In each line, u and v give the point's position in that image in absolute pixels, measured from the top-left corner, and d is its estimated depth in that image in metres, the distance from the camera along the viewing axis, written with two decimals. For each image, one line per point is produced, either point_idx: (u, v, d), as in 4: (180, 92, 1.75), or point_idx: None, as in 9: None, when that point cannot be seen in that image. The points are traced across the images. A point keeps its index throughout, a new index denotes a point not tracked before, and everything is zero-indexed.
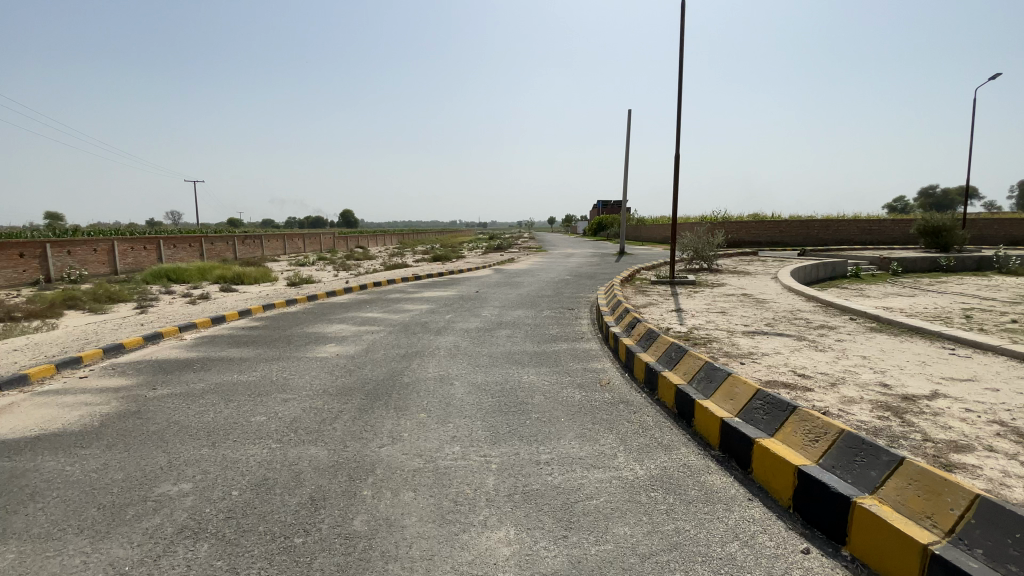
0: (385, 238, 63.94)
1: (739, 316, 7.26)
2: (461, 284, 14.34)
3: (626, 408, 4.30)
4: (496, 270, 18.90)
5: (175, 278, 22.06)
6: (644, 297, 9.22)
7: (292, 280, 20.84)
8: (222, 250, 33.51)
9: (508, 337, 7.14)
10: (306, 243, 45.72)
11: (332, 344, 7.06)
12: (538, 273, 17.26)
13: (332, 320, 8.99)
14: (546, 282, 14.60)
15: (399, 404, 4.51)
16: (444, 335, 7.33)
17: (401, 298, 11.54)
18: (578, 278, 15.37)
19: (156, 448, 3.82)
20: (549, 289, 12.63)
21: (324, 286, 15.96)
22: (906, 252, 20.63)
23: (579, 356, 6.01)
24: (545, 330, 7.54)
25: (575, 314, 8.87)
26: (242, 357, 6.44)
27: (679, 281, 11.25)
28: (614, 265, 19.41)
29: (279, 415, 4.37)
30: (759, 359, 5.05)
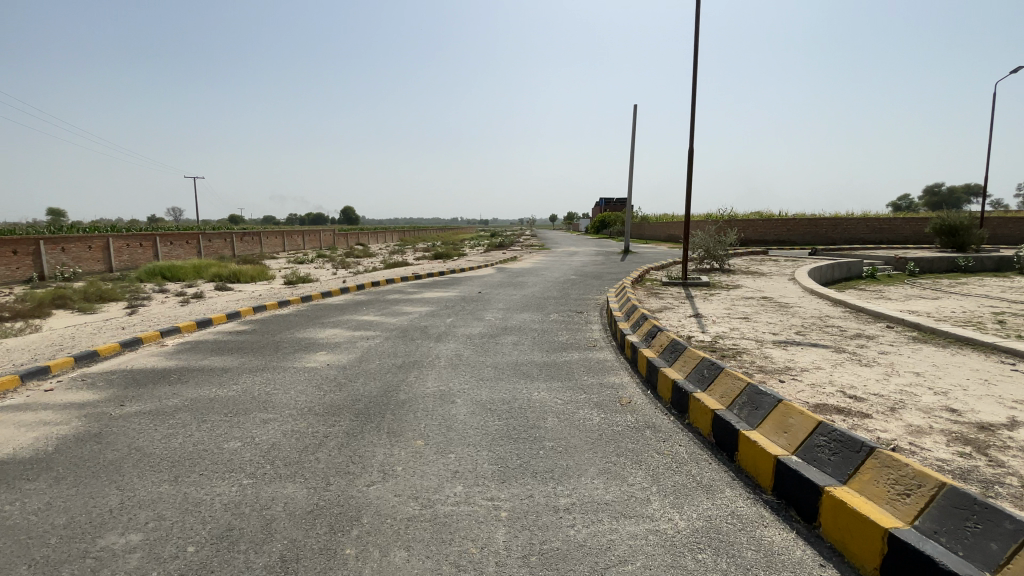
0: (386, 235, 63.40)
1: (765, 324, 6.69)
2: (463, 283, 13.78)
3: (654, 435, 3.74)
4: (499, 269, 18.32)
5: (170, 276, 21.52)
6: (659, 300, 8.64)
7: (290, 279, 20.29)
8: (221, 247, 32.99)
9: (515, 344, 6.57)
10: (306, 240, 45.16)
11: (323, 352, 6.50)
12: (542, 272, 16.68)
13: (325, 323, 8.42)
14: (551, 282, 14.02)
15: (393, 428, 3.95)
16: (445, 343, 6.76)
17: (400, 300, 10.98)
18: (584, 278, 14.81)
19: (109, 484, 3.26)
20: (555, 290, 12.06)
21: (321, 285, 15.40)
22: (922, 252, 20.00)
23: (594, 368, 5.43)
24: (555, 337, 6.96)
25: (585, 319, 8.30)
26: (224, 366, 5.89)
27: (693, 283, 10.67)
28: (620, 265, 18.81)
29: (255, 441, 3.82)
30: (800, 376, 4.50)
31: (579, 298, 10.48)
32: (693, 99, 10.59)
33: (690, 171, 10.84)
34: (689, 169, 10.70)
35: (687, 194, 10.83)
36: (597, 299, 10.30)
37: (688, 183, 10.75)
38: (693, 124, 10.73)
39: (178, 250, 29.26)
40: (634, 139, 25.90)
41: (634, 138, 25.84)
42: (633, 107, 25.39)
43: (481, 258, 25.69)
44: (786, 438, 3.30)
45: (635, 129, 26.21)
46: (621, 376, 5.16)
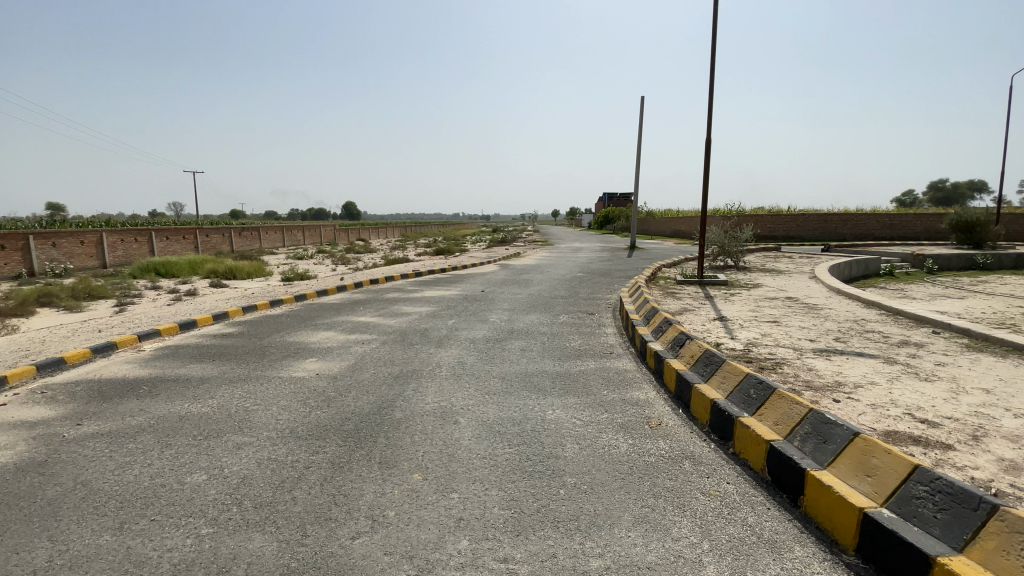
0: (387, 231, 62.80)
1: (798, 328, 6.09)
2: (466, 281, 13.18)
3: (695, 469, 3.15)
4: (502, 265, 17.72)
5: (164, 272, 20.96)
6: (676, 301, 8.03)
7: (287, 275, 19.71)
8: (218, 242, 32.43)
9: (523, 351, 5.97)
10: (305, 235, 44.55)
11: (312, 358, 5.91)
12: (548, 270, 16.08)
13: (317, 325, 7.83)
14: (557, 279, 13.42)
15: (386, 458, 3.35)
16: (447, 348, 6.16)
17: (399, 299, 10.38)
18: (591, 275, 14.20)
19: (39, 534, 2.68)
20: (562, 288, 11.45)
21: (318, 282, 14.82)
22: (939, 248, 19.33)
23: (614, 381, 4.82)
24: (567, 342, 6.35)
25: (598, 321, 7.70)
26: (202, 376, 5.33)
27: (709, 281, 10.05)
28: (628, 261, 18.19)
29: (222, 474, 3.24)
30: (856, 394, 3.90)
31: (589, 297, 9.86)
32: (710, 85, 9.91)
33: (706, 163, 10.19)
34: (706, 160, 10.05)
35: (703, 187, 10.19)
36: (608, 299, 9.69)
37: (704, 175, 10.11)
38: (710, 113, 10.06)
39: (175, 246, 28.69)
40: (640, 132, 25.20)
41: (641, 131, 25.14)
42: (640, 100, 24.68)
43: (484, 254, 25.05)
44: (870, 484, 2.69)
45: (642, 121, 25.50)
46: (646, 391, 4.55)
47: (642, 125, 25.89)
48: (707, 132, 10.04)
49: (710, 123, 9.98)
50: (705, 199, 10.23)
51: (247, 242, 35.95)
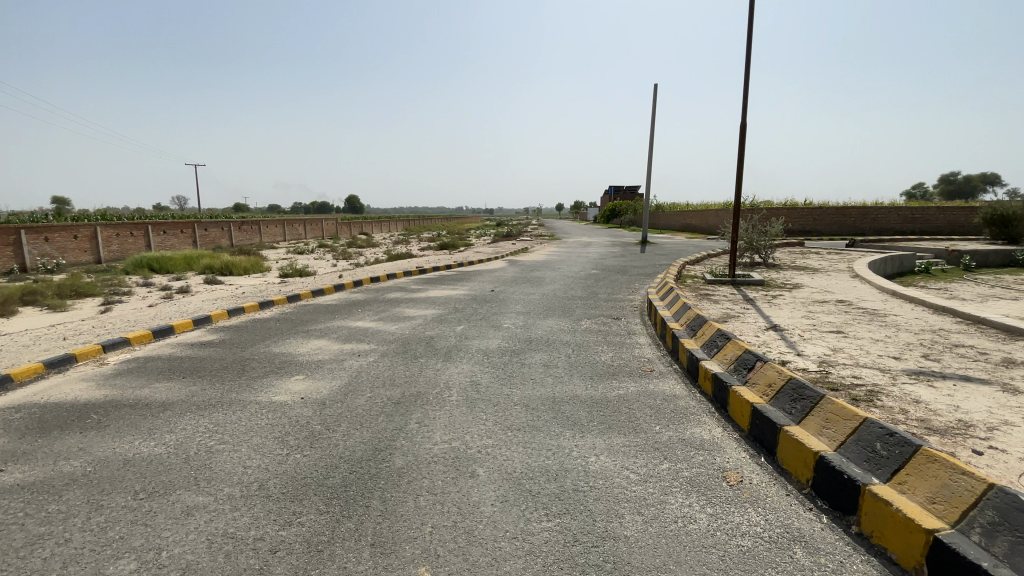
0: (390, 225, 61.97)
1: (870, 341, 5.17)
2: (474, 279, 12.29)
3: (815, 562, 2.24)
4: (510, 261, 16.79)
5: (158, 268, 20.16)
6: (715, 305, 7.09)
7: (286, 272, 18.89)
8: (217, 237, 31.64)
9: (547, 367, 5.05)
10: (307, 229, 43.69)
11: (300, 376, 5.02)
12: (559, 266, 15.14)
13: (310, 331, 6.94)
14: (572, 277, 12.49)
15: (381, 538, 2.45)
16: (457, 363, 5.25)
17: (402, 300, 9.47)
18: (607, 272, 13.26)
19: None
20: (579, 287, 10.53)
21: (316, 280, 13.95)
22: (971, 244, 18.26)
23: (666, 412, 3.91)
24: (597, 356, 5.43)
25: (627, 327, 6.77)
26: (166, 400, 4.47)
27: (743, 281, 9.09)
28: (642, 257, 17.22)
29: (158, 562, 2.35)
30: (994, 441, 2.99)
31: (611, 299, 8.94)
32: (746, 63, 8.89)
33: (740, 149, 9.19)
34: (741, 147, 9.05)
35: (737, 177, 9.21)
36: (633, 301, 8.76)
37: (738, 164, 9.12)
38: (746, 94, 9.03)
39: (172, 240, 27.86)
40: (653, 122, 24.06)
41: (654, 120, 23.99)
42: (653, 87, 23.51)
43: (490, 248, 24.15)
44: None
45: (655, 111, 24.34)
46: (710, 427, 3.63)
47: (655, 115, 24.74)
48: (742, 116, 9.03)
49: (745, 106, 8.97)
50: (739, 190, 9.25)
51: (247, 237, 35.11)
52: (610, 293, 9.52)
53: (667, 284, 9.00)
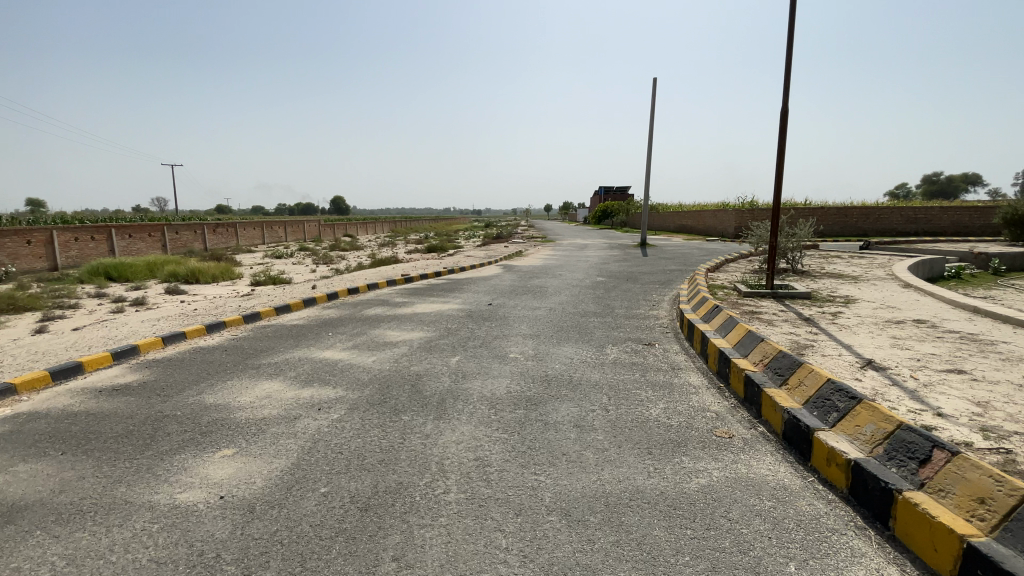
0: (376, 226, 60.20)
1: (1015, 389, 3.82)
2: (467, 289, 10.81)
3: None
4: (506, 266, 15.31)
5: (117, 275, 18.33)
6: (771, 328, 5.72)
7: (258, 279, 17.19)
8: (189, 240, 29.69)
9: (581, 428, 3.61)
10: (288, 232, 41.73)
11: (227, 450, 3.50)
12: (561, 272, 13.71)
13: (261, 367, 5.41)
14: (578, 285, 11.08)
15: None
16: (453, 422, 3.76)
17: (385, 317, 7.97)
18: (616, 279, 11.85)
19: None
20: (590, 298, 9.11)
21: (288, 289, 12.32)
22: (990, 245, 17.23)
23: (789, 526, 2.50)
24: (644, 405, 4.02)
25: (666, 356, 5.36)
26: (15, 506, 2.94)
27: (785, 293, 7.77)
28: (648, 261, 15.88)
29: None
30: None
31: (632, 315, 7.53)
32: (788, 36, 7.49)
33: (781, 139, 7.83)
34: (782, 135, 7.68)
35: (776, 171, 7.85)
36: (659, 317, 7.37)
37: (779, 156, 7.76)
38: (787, 73, 7.64)
39: (139, 244, 25.93)
40: (653, 117, 22.72)
41: (653, 115, 22.70)
42: (653, 82, 22.29)
43: (481, 251, 22.67)
44: None
45: (654, 105, 23.00)
46: (878, 564, 2.22)
47: (654, 110, 23.43)
48: (783, 99, 7.65)
49: (788, 87, 7.58)
50: (779, 187, 7.90)
51: (222, 240, 33.15)
52: (629, 307, 8.12)
53: (701, 296, 7.59)
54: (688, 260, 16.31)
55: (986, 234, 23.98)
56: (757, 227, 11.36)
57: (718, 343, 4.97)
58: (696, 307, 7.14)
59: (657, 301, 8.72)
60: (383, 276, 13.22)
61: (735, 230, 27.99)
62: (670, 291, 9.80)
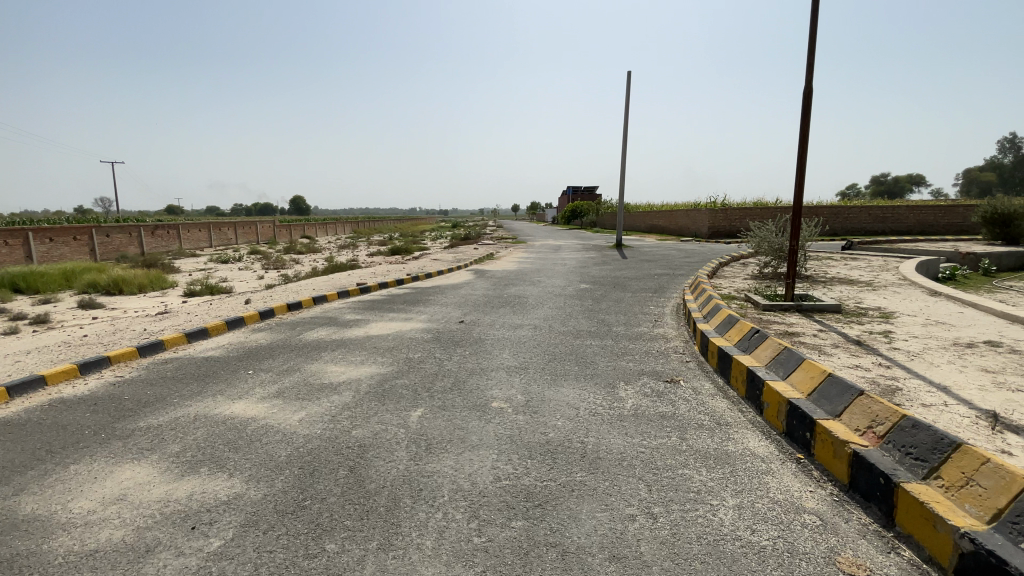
0: (337, 228, 57.34)
1: None
2: (432, 300, 9.24)
3: None
4: (476, 272, 13.78)
5: (23, 285, 15.73)
6: (826, 359, 4.45)
7: (192, 289, 15.02)
8: (122, 243, 26.72)
9: (623, 567, 2.18)
10: (238, 234, 38.67)
11: None
12: (538, 278, 12.29)
13: (132, 436, 3.73)
14: (561, 294, 9.69)
15: None
16: (411, 558, 2.26)
17: (329, 342, 6.32)
18: (602, 287, 10.50)
19: None
20: (579, 312, 7.72)
21: (220, 302, 10.40)
22: (969, 245, 16.92)
23: None
24: (706, 507, 2.61)
25: (703, 403, 3.99)
26: None
27: (810, 305, 6.60)
28: (630, 264, 14.68)
29: None
30: None
31: (636, 336, 6.17)
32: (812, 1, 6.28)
33: (803, 126, 6.64)
34: (806, 119, 6.49)
35: (798, 162, 6.65)
36: (670, 339, 6.02)
37: (802, 145, 6.56)
38: (811, 46, 6.43)
39: (61, 248, 22.95)
40: (627, 112, 21.62)
41: (628, 110, 21.63)
42: (627, 76, 21.21)
43: (448, 254, 21.02)
44: None
45: (629, 99, 21.94)
46: None
47: (628, 106, 22.36)
48: (807, 77, 6.46)
49: (812, 63, 6.39)
50: (801, 181, 6.71)
51: (161, 243, 30.09)
52: (629, 324, 6.76)
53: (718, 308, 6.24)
54: (672, 262, 15.12)
55: (951, 232, 24.15)
56: (756, 227, 10.27)
57: (781, 389, 3.58)
58: (716, 325, 5.78)
59: (658, 315, 7.41)
60: (334, 285, 11.45)
61: (709, 230, 27.34)
62: (668, 302, 8.53)
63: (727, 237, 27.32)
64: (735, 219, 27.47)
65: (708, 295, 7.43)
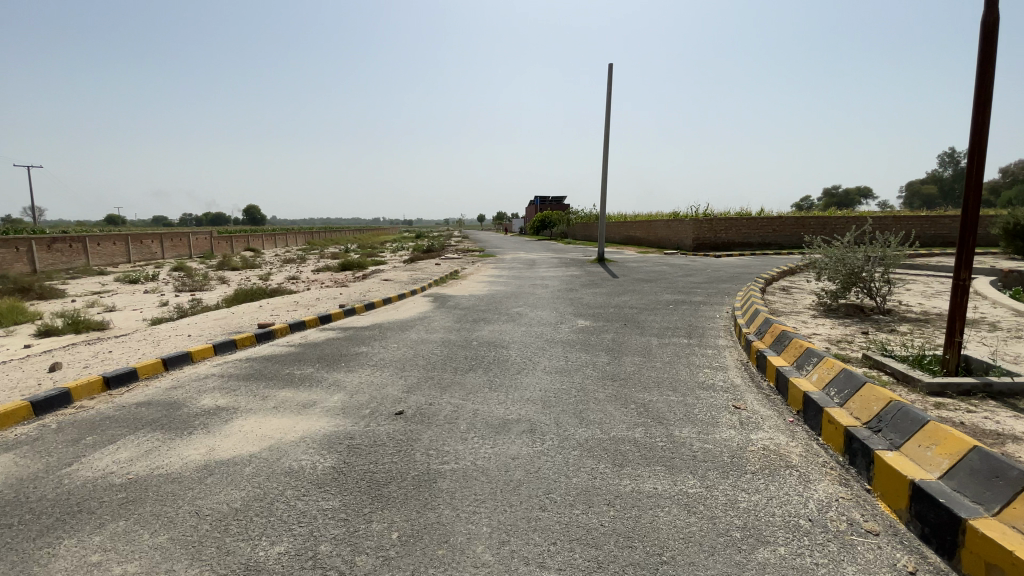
0: (288, 239, 52.84)
1: None
2: (362, 355, 6.06)
3: None
4: (435, 299, 10.64)
5: None
6: None
7: (53, 325, 11.24)
8: (8, 260, 22.03)
9: None
10: (164, 246, 33.86)
11: None
12: (517, 308, 9.30)
13: None
14: (555, 339, 6.70)
15: None
16: None
17: (112, 492, 3.08)
18: (608, 323, 7.58)
19: None
20: (598, 383, 4.70)
21: (41, 356, 6.86)
22: (993, 259, 15.01)
23: None
24: None
25: None
26: None
27: (1002, 383, 3.83)
28: (629, 287, 11.87)
29: None
30: None
31: (727, 463, 3.17)
32: None
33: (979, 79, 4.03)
34: None
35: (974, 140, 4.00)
36: (799, 469, 3.08)
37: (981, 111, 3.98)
38: None
39: None
40: (610, 107, 18.93)
41: (611, 105, 19.03)
42: (608, 67, 18.58)
43: (402, 271, 17.78)
44: None
45: (609, 93, 19.32)
46: None
47: (608, 102, 19.82)
48: None
49: None
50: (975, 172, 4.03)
51: (60, 258, 25.29)
52: (698, 423, 3.79)
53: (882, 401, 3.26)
54: (678, 283, 12.40)
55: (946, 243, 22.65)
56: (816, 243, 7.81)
57: None
58: (914, 451, 2.89)
59: (728, 390, 4.49)
60: (232, 322, 8.08)
61: (694, 243, 25.15)
62: (722, 355, 5.62)
63: (712, 249, 25.18)
64: (720, 229, 25.36)
65: (811, 349, 4.46)
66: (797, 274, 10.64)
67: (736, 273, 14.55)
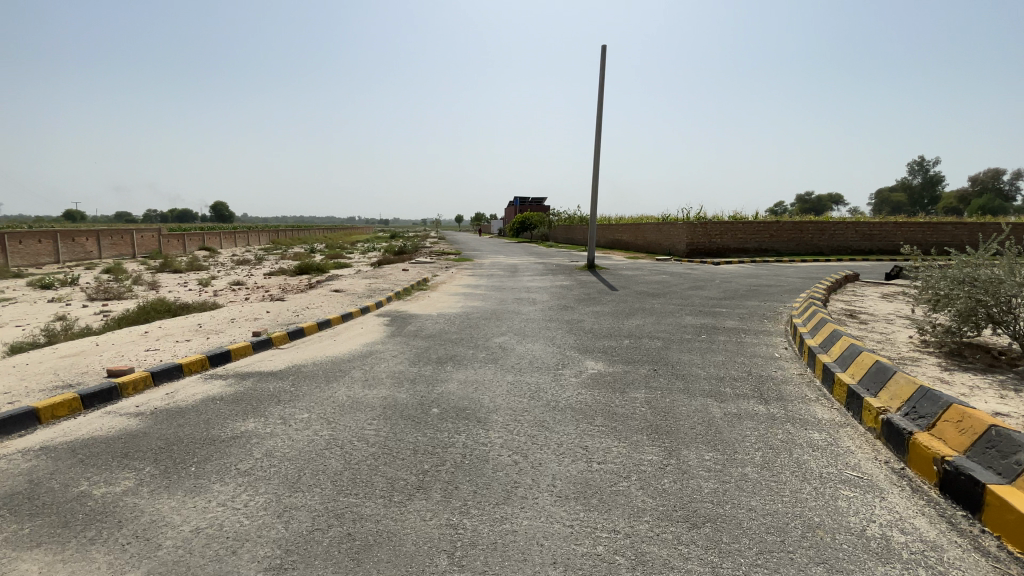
0: (250, 238, 49.25)
1: None
2: (239, 440, 3.60)
3: None
4: (391, 320, 8.15)
5: None
6: None
7: None
8: None
9: None
10: (102, 245, 30.24)
11: None
12: (496, 337, 6.91)
13: None
14: (558, 399, 4.34)
15: None
16: None
17: None
18: (630, 368, 5.27)
19: None
20: (664, 542, 2.37)
21: None
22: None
23: None
24: None
25: None
26: None
27: None
28: (637, 304, 9.62)
29: None
30: None
31: None
32: None
33: None
34: None
35: None
36: None
37: None
38: None
39: None
40: (603, 91, 16.55)
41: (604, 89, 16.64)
42: (601, 46, 16.29)
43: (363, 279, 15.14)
44: None
45: (602, 76, 16.92)
46: None
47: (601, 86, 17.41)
48: None
49: None
50: None
51: None
52: None
53: None
54: (694, 299, 10.21)
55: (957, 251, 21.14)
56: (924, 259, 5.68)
57: None
58: None
59: (931, 568, 2.21)
60: (80, 364, 5.48)
61: (688, 248, 23.21)
62: (845, 448, 3.36)
63: (707, 255, 23.30)
64: (715, 233, 23.48)
65: None
66: (847, 291, 8.55)
67: (755, 285, 12.44)
